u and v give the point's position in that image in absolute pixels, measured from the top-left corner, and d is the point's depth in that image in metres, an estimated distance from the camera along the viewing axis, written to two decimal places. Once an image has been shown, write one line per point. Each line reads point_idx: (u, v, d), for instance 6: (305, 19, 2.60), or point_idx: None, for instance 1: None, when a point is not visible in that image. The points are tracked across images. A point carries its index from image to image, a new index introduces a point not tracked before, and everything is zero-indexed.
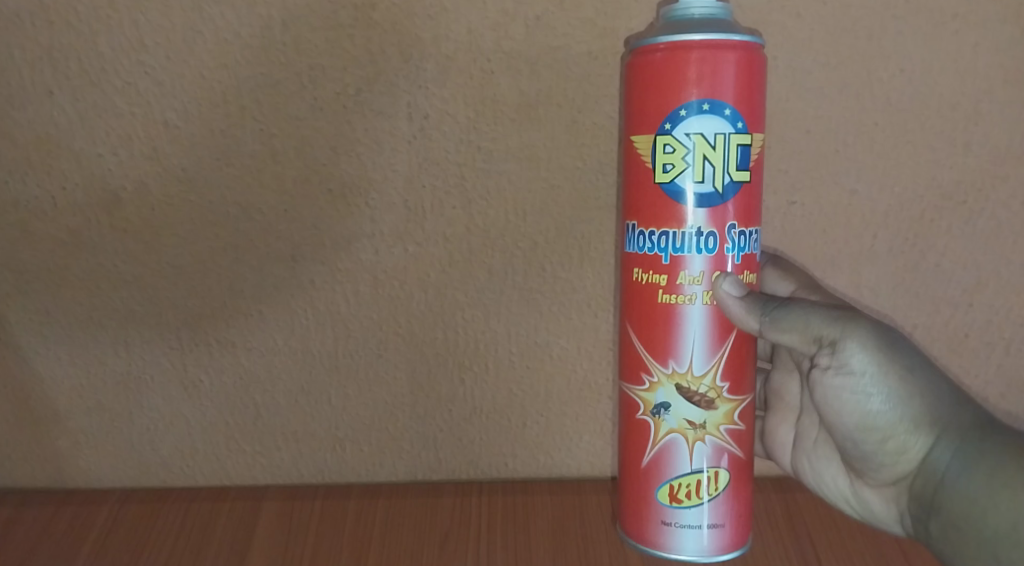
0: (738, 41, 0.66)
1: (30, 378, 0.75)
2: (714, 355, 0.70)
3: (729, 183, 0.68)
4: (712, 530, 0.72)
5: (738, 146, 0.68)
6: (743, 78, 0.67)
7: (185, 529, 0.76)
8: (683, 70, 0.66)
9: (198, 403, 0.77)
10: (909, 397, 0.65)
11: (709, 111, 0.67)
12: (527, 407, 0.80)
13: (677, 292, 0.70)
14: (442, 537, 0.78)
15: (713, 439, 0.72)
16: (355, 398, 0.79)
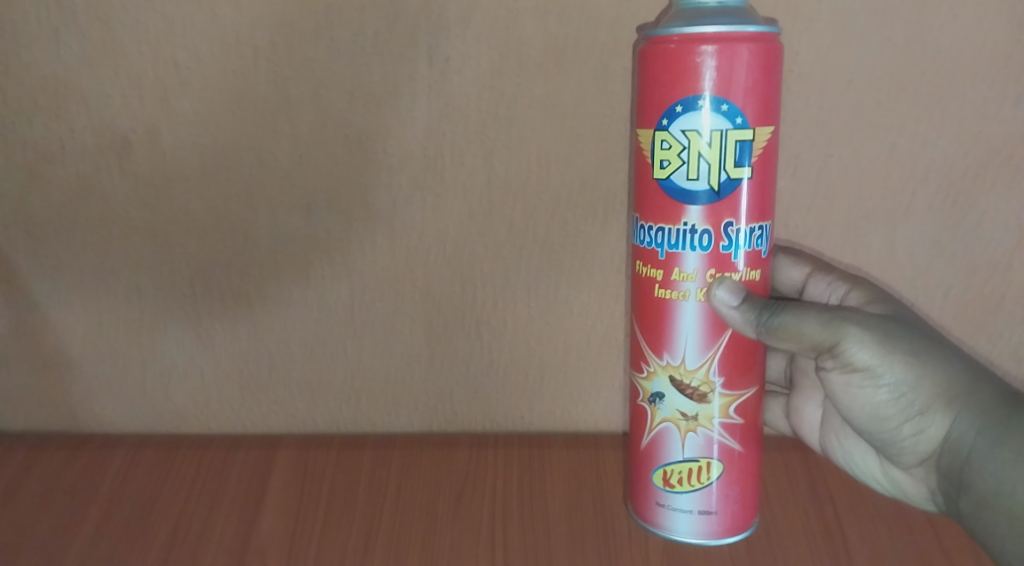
0: (756, 34, 0.58)
1: (42, 324, 0.73)
2: (707, 352, 0.63)
3: (725, 182, 0.59)
4: (706, 517, 0.65)
5: (735, 144, 0.59)
6: (760, 77, 0.58)
7: (201, 478, 0.74)
8: (692, 64, 0.58)
9: (212, 352, 0.75)
10: (918, 383, 0.59)
11: (706, 110, 0.58)
12: (546, 363, 0.75)
13: (673, 287, 0.62)
14: (457, 492, 0.74)
15: (707, 430, 0.64)
16: (371, 351, 0.75)
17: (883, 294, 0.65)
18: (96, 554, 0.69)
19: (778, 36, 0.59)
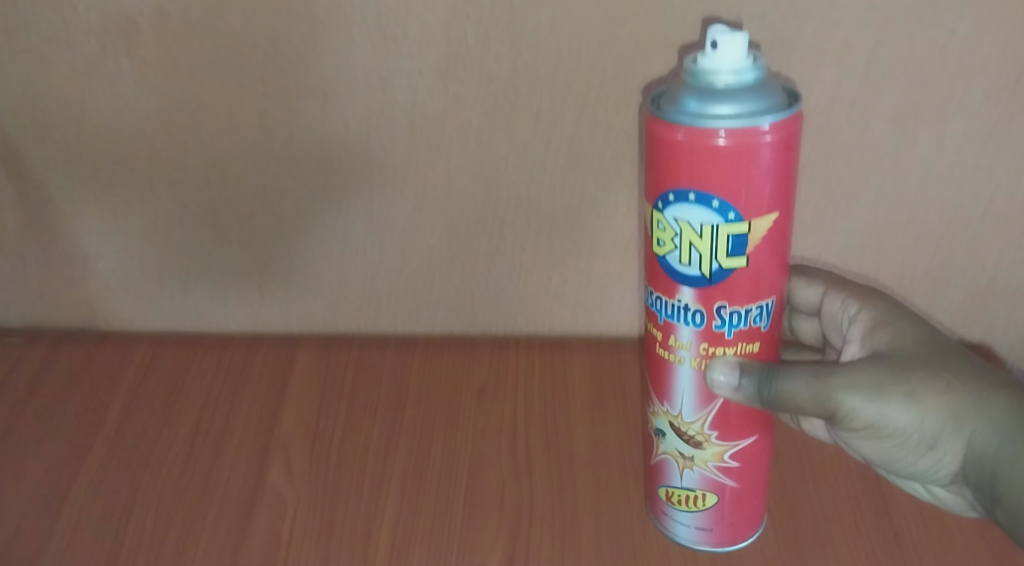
0: (770, 123, 0.49)
1: (58, 217, 0.72)
2: (703, 411, 0.58)
3: (717, 272, 0.52)
4: (701, 531, 0.62)
5: (728, 237, 0.51)
6: (771, 159, 0.50)
7: (223, 374, 0.76)
8: (701, 166, 0.50)
9: (229, 248, 0.73)
10: (919, 422, 0.53)
11: (701, 204, 0.51)
12: (569, 266, 0.74)
13: (670, 347, 0.56)
14: (480, 388, 0.76)
15: (705, 467, 0.60)
16: (390, 251, 0.73)
17: (892, 312, 0.60)
18: (123, 440, 0.71)
19: (797, 106, 0.50)
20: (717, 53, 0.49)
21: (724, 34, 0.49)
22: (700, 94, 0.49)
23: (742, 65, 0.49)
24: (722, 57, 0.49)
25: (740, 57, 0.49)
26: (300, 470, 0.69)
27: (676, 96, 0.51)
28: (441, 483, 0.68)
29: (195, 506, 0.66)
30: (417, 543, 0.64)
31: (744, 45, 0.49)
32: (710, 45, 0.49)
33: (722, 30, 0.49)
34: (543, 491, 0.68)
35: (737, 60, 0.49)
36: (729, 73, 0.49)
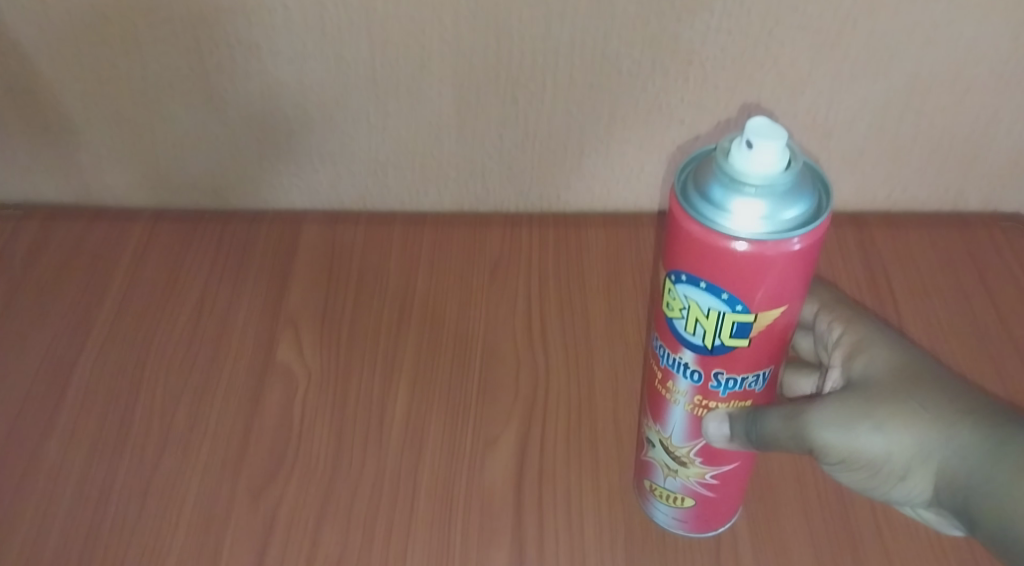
0: (797, 240, 0.42)
1: (37, 80, 0.66)
2: (692, 441, 0.53)
3: (721, 346, 0.47)
4: (676, 522, 0.58)
5: (734, 324, 0.46)
6: (788, 269, 0.43)
7: (224, 252, 0.73)
8: (712, 265, 0.43)
9: (224, 115, 0.67)
10: (887, 453, 0.46)
11: (708, 291, 0.45)
12: (588, 132, 0.68)
13: (667, 385, 0.51)
14: (492, 266, 0.72)
15: (689, 475, 0.55)
16: (397, 117, 0.67)
17: (876, 334, 0.52)
18: (123, 320, 0.69)
19: (829, 207, 0.43)
20: (749, 156, 0.41)
21: (761, 134, 0.41)
22: (730, 180, 0.41)
23: (777, 178, 0.41)
24: (755, 167, 0.41)
25: (777, 170, 0.41)
26: (309, 349, 0.67)
27: (704, 172, 0.43)
28: (454, 363, 0.67)
29: (201, 391, 0.65)
30: (432, 418, 0.63)
31: (781, 152, 0.41)
32: (744, 142, 0.41)
33: (761, 124, 0.41)
34: (559, 374, 0.66)
35: (771, 173, 0.41)
36: (758, 185, 0.41)
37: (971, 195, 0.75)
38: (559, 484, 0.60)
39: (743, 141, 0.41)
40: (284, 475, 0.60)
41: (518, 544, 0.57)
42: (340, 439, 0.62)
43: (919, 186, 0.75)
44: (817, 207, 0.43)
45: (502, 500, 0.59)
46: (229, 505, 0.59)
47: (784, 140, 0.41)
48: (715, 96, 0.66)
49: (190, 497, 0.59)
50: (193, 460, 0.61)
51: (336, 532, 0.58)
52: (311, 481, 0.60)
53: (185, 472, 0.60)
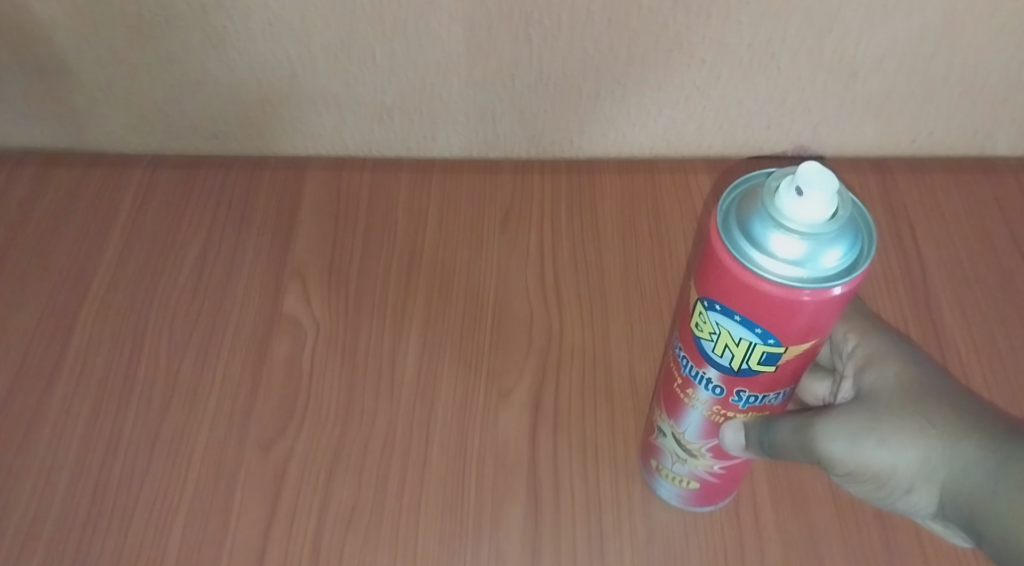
0: (838, 288, 0.39)
1: (28, 16, 0.63)
2: (705, 440, 0.50)
3: (748, 371, 0.44)
4: (678, 496, 0.55)
5: (764, 353, 0.43)
6: (826, 311, 0.40)
7: (227, 200, 0.70)
8: (744, 296, 0.40)
9: (223, 55, 0.64)
10: (891, 468, 0.44)
11: (739, 322, 0.42)
12: (604, 74, 0.65)
13: (685, 390, 0.48)
14: (504, 214, 0.70)
15: (698, 464, 0.52)
16: (404, 57, 0.64)
17: (886, 346, 0.49)
18: (125, 269, 0.66)
19: (871, 258, 0.40)
20: (795, 201, 0.38)
21: (811, 178, 0.38)
22: (770, 223, 0.39)
23: (823, 226, 0.38)
24: (800, 214, 0.38)
25: (823, 218, 0.38)
26: (317, 300, 0.65)
27: (743, 207, 0.40)
28: (466, 315, 0.64)
29: (207, 341, 0.63)
30: (444, 369, 0.61)
31: (830, 200, 0.38)
32: (793, 186, 0.38)
33: (812, 168, 0.38)
34: (574, 324, 0.64)
35: (816, 221, 0.38)
36: (801, 231, 0.38)
37: (1003, 142, 0.71)
38: (574, 435, 0.59)
39: (792, 185, 0.38)
40: (294, 428, 0.59)
41: (533, 497, 0.56)
42: (351, 391, 0.60)
43: (945, 130, 0.70)
44: (862, 253, 0.39)
45: (516, 453, 0.58)
46: (238, 458, 0.57)
47: (835, 187, 0.38)
48: (738, 32, 0.62)
49: (199, 451, 0.58)
50: (197, 414, 0.59)
51: (348, 485, 0.56)
52: (320, 433, 0.58)
53: (192, 425, 0.59)
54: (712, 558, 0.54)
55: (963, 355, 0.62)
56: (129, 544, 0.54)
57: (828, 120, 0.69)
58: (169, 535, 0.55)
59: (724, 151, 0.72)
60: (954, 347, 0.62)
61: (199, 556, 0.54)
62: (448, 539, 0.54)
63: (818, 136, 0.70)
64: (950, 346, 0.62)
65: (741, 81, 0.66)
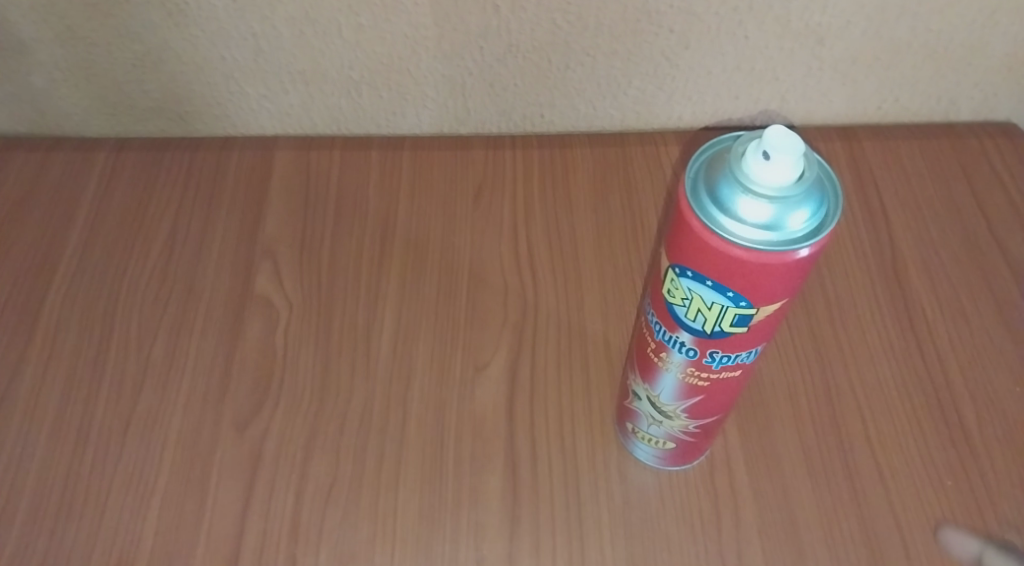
0: (804, 250, 0.39)
1: None
2: (680, 401, 0.50)
3: (721, 333, 0.44)
4: (656, 457, 0.56)
5: (736, 316, 0.43)
6: (794, 273, 0.40)
7: (195, 181, 0.69)
8: (714, 261, 0.40)
9: (187, 32, 0.63)
10: None
11: (711, 287, 0.42)
12: (573, 45, 0.65)
13: (659, 354, 0.48)
14: (476, 191, 0.69)
15: (673, 425, 0.52)
16: (370, 31, 0.63)
17: None
18: (92, 252, 0.65)
19: (838, 219, 0.40)
20: (762, 166, 0.38)
21: (777, 142, 0.38)
22: (738, 189, 0.39)
23: (790, 189, 0.38)
24: (767, 178, 0.38)
25: (790, 180, 0.38)
26: (288, 279, 0.64)
27: (711, 172, 0.40)
28: (440, 290, 0.64)
29: (179, 323, 0.62)
30: (420, 343, 0.61)
31: (797, 163, 0.38)
32: (760, 151, 0.38)
33: (778, 131, 0.38)
34: (549, 299, 0.64)
35: (784, 184, 0.38)
36: (769, 195, 0.38)
37: (966, 105, 0.72)
38: (551, 403, 0.59)
39: (759, 151, 0.38)
40: (269, 406, 0.58)
41: (511, 469, 0.56)
42: (326, 368, 0.60)
43: (910, 96, 0.71)
44: (828, 215, 0.40)
45: (493, 425, 0.58)
46: (214, 438, 0.57)
47: (801, 150, 0.38)
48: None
49: (173, 432, 0.57)
50: (170, 397, 0.59)
51: (325, 461, 0.56)
52: (297, 411, 0.58)
53: (165, 407, 0.58)
54: (687, 520, 0.55)
55: (929, 315, 0.63)
56: (106, 527, 0.54)
57: (795, 89, 0.69)
58: (145, 519, 0.54)
59: (694, 121, 0.72)
60: (922, 310, 0.63)
61: (177, 536, 0.53)
62: (427, 511, 0.55)
63: (785, 104, 0.71)
64: (918, 307, 0.63)
65: (708, 50, 0.66)
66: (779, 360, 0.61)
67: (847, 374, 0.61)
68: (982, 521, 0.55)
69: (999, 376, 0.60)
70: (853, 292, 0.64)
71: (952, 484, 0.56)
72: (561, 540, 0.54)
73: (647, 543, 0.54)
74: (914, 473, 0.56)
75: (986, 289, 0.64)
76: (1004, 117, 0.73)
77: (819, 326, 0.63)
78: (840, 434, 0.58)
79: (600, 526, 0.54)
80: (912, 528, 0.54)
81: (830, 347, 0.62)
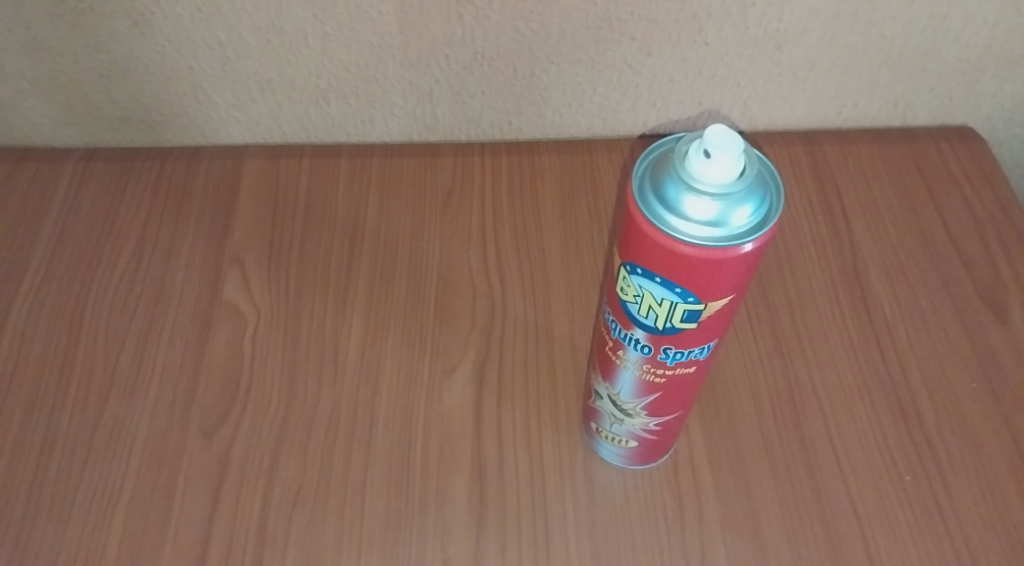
0: (749, 245, 0.41)
1: None
2: (640, 398, 0.51)
3: (672, 328, 0.45)
4: (620, 456, 0.57)
5: (687, 312, 0.44)
6: (740, 268, 0.42)
7: (163, 190, 0.70)
8: (661, 258, 0.42)
9: (153, 42, 0.64)
10: None
11: (660, 283, 0.43)
12: (537, 53, 0.66)
13: (616, 352, 0.49)
14: (444, 197, 0.70)
15: (635, 423, 0.53)
16: (336, 39, 0.64)
17: None
18: (59, 261, 0.66)
19: (780, 213, 0.41)
20: (704, 164, 0.39)
21: (717, 140, 0.39)
22: (683, 188, 0.40)
23: (732, 186, 0.40)
24: (710, 175, 0.39)
25: (732, 177, 0.39)
26: (256, 286, 0.65)
27: (656, 173, 0.41)
28: (409, 295, 0.65)
29: (146, 331, 0.62)
30: (388, 348, 0.62)
31: (737, 160, 0.39)
32: (702, 150, 0.40)
33: (718, 130, 0.39)
34: (517, 302, 0.65)
35: (726, 182, 0.40)
36: (712, 192, 0.40)
37: (923, 110, 0.74)
38: (518, 405, 0.60)
39: (701, 149, 0.40)
40: (237, 412, 0.59)
41: (478, 472, 0.57)
42: (294, 375, 0.60)
43: (869, 101, 0.73)
44: (771, 210, 0.41)
45: (461, 429, 0.58)
46: (181, 445, 0.57)
47: (741, 147, 0.40)
48: (664, 7, 0.63)
49: (140, 439, 0.58)
50: (138, 404, 0.59)
51: (293, 466, 0.57)
52: (264, 418, 0.58)
53: (132, 415, 0.59)
54: (651, 517, 0.56)
55: (888, 314, 0.64)
56: (71, 532, 0.54)
57: (757, 95, 0.71)
58: (111, 525, 0.54)
59: (659, 128, 0.73)
60: (881, 309, 0.65)
61: (143, 543, 0.54)
62: (394, 513, 0.55)
63: (748, 110, 0.72)
64: (878, 307, 0.65)
65: (670, 57, 0.67)
66: (742, 360, 0.63)
67: (808, 373, 0.62)
68: (938, 515, 0.56)
69: (956, 373, 0.62)
70: (814, 292, 0.66)
71: (910, 479, 0.57)
72: (527, 539, 0.54)
73: (611, 541, 0.55)
74: (873, 468, 0.58)
75: (943, 288, 0.66)
76: (961, 122, 0.75)
77: (781, 326, 0.64)
78: (801, 431, 0.59)
79: (565, 525, 0.55)
80: (871, 522, 0.56)
81: (792, 347, 0.63)
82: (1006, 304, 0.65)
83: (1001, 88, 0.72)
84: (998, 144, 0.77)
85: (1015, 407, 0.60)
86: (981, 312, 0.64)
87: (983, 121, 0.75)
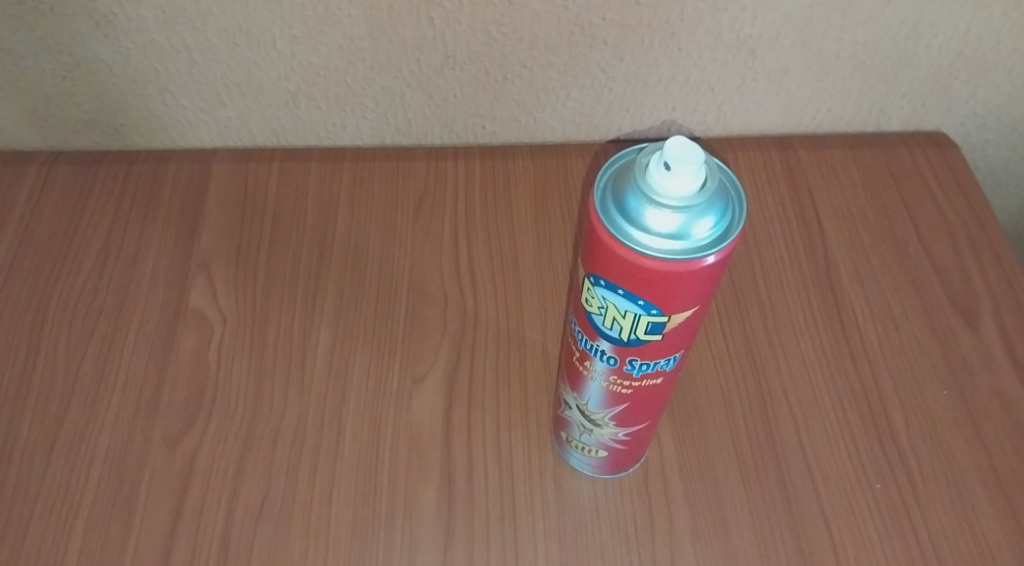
0: (711, 256, 0.40)
1: None
2: (607, 408, 0.50)
3: (637, 340, 0.45)
4: (590, 465, 0.56)
5: (650, 324, 0.44)
6: (703, 279, 0.41)
7: (130, 195, 0.69)
8: (624, 270, 0.41)
9: (117, 44, 0.63)
10: None
11: (623, 295, 0.43)
12: (509, 57, 0.65)
13: (583, 362, 0.48)
14: (417, 202, 0.69)
15: (604, 433, 0.53)
16: (304, 42, 0.63)
17: None
18: (21, 266, 0.65)
19: (741, 223, 0.41)
20: (664, 177, 0.39)
21: (678, 153, 0.39)
22: (644, 200, 0.40)
23: (693, 199, 0.39)
24: (670, 188, 0.39)
25: (693, 190, 0.39)
26: (223, 293, 0.64)
27: (618, 184, 0.41)
28: (379, 302, 0.64)
29: (110, 338, 0.61)
30: (357, 356, 0.61)
31: (698, 172, 0.39)
32: (662, 162, 0.39)
33: (678, 142, 0.39)
34: (488, 310, 0.64)
35: (686, 195, 0.39)
36: (673, 205, 0.39)
37: (896, 116, 0.74)
38: (488, 414, 0.59)
39: (663, 163, 0.39)
40: (201, 422, 0.58)
41: (447, 482, 0.56)
42: (261, 382, 0.59)
43: (843, 106, 0.72)
44: (733, 221, 0.41)
45: (430, 438, 0.58)
46: (144, 454, 0.56)
47: (701, 159, 0.39)
48: (636, 12, 0.63)
49: (103, 448, 0.57)
50: (101, 412, 0.58)
51: (257, 476, 0.56)
52: (228, 427, 0.58)
53: (93, 425, 0.58)
54: (620, 527, 0.55)
55: (860, 320, 0.64)
56: (29, 543, 0.53)
57: (731, 99, 0.70)
58: (70, 536, 0.53)
59: (633, 133, 0.72)
60: (853, 315, 0.65)
61: (102, 555, 0.53)
62: (361, 525, 0.54)
63: (722, 115, 0.72)
64: (850, 314, 0.65)
65: (643, 62, 0.66)
66: (713, 368, 0.62)
67: (780, 380, 0.62)
68: (908, 524, 0.56)
69: (927, 381, 0.62)
70: (787, 299, 0.65)
71: (880, 487, 0.57)
72: (496, 550, 0.54)
73: (580, 550, 0.54)
74: (843, 476, 0.57)
75: (915, 295, 0.66)
76: (934, 127, 0.75)
77: (753, 333, 0.64)
78: (771, 439, 0.59)
79: (534, 535, 0.55)
80: (841, 531, 0.55)
81: (764, 354, 0.63)
82: (978, 311, 0.65)
83: (973, 94, 0.72)
84: (971, 150, 0.78)
85: (984, 415, 0.60)
86: (952, 319, 0.64)
87: (955, 126, 0.75)
